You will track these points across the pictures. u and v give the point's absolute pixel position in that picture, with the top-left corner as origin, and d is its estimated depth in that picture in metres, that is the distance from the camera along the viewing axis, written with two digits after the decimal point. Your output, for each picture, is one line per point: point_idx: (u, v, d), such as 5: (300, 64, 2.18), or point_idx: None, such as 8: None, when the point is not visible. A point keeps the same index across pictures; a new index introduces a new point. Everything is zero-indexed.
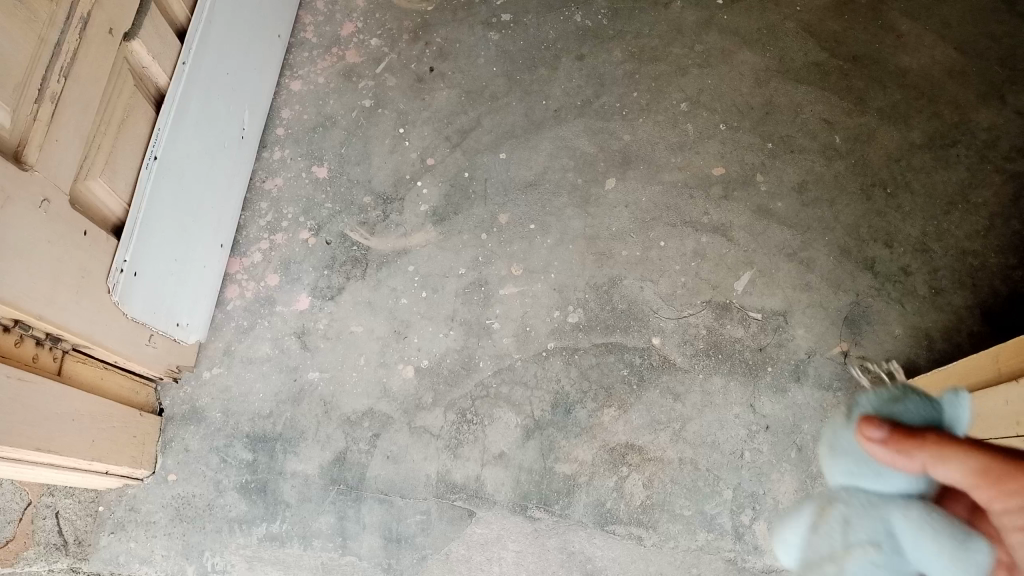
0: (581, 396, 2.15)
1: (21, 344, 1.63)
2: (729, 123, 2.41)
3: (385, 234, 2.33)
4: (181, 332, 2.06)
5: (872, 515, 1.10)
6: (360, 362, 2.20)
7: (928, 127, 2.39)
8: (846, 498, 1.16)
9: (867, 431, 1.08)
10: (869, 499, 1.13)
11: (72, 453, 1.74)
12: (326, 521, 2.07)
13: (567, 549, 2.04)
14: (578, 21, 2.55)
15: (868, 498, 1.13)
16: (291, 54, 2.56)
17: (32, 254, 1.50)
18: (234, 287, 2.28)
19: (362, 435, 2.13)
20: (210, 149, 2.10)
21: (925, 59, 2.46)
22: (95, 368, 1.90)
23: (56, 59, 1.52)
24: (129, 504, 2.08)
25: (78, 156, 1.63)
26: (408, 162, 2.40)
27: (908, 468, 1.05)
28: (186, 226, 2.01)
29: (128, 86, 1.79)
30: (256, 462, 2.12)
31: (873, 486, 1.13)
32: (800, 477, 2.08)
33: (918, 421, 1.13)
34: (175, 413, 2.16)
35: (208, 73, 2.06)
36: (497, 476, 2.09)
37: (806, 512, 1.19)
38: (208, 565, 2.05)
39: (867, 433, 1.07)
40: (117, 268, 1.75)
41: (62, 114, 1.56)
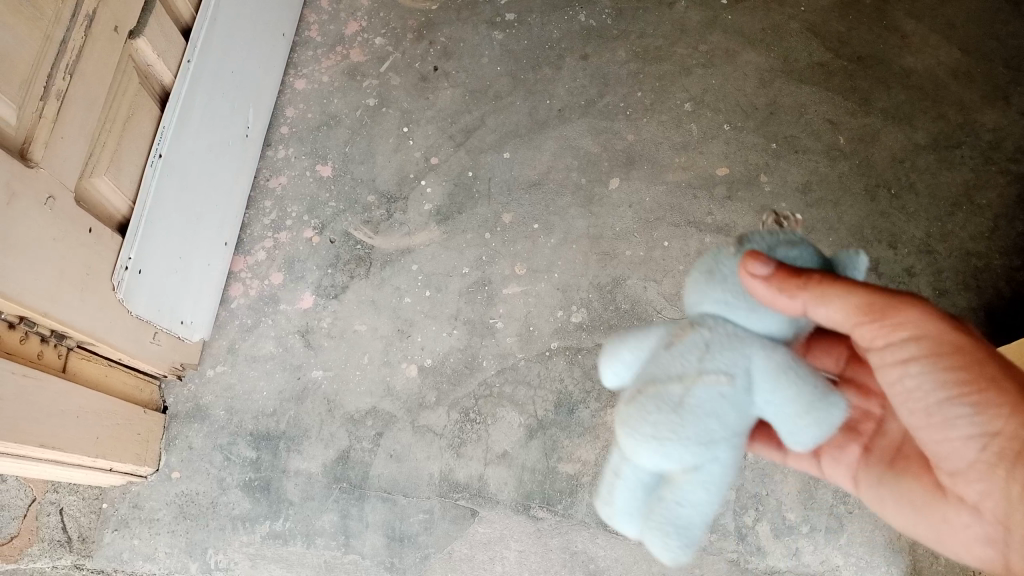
0: (584, 395, 2.14)
1: (26, 341, 1.64)
2: (733, 123, 2.41)
3: (389, 233, 2.33)
4: (185, 330, 2.06)
5: (738, 351, 1.04)
6: (364, 361, 2.20)
7: (933, 128, 2.39)
8: (714, 319, 1.10)
9: (751, 267, 1.07)
10: (736, 330, 1.07)
11: (77, 450, 1.74)
12: (329, 520, 2.07)
13: (570, 549, 2.04)
14: (582, 21, 2.55)
15: (736, 329, 1.08)
16: (295, 52, 2.57)
17: (38, 251, 1.50)
18: (238, 285, 2.29)
19: (365, 434, 2.13)
20: (215, 146, 2.10)
21: (929, 60, 2.46)
22: (99, 365, 1.90)
23: (61, 57, 1.53)
24: (132, 501, 2.09)
25: (83, 154, 1.63)
26: (412, 161, 2.40)
27: (786, 304, 1.06)
28: (190, 224, 2.01)
29: (133, 84, 1.80)
30: (259, 461, 2.12)
31: (744, 324, 1.09)
32: (803, 478, 2.08)
33: (813, 266, 1.13)
34: (179, 411, 2.16)
35: (212, 71, 2.06)
36: (500, 475, 2.09)
37: (654, 337, 1.15)
38: (211, 563, 2.05)
39: (750, 269, 1.07)
40: (122, 266, 1.75)
41: (67, 111, 1.56)
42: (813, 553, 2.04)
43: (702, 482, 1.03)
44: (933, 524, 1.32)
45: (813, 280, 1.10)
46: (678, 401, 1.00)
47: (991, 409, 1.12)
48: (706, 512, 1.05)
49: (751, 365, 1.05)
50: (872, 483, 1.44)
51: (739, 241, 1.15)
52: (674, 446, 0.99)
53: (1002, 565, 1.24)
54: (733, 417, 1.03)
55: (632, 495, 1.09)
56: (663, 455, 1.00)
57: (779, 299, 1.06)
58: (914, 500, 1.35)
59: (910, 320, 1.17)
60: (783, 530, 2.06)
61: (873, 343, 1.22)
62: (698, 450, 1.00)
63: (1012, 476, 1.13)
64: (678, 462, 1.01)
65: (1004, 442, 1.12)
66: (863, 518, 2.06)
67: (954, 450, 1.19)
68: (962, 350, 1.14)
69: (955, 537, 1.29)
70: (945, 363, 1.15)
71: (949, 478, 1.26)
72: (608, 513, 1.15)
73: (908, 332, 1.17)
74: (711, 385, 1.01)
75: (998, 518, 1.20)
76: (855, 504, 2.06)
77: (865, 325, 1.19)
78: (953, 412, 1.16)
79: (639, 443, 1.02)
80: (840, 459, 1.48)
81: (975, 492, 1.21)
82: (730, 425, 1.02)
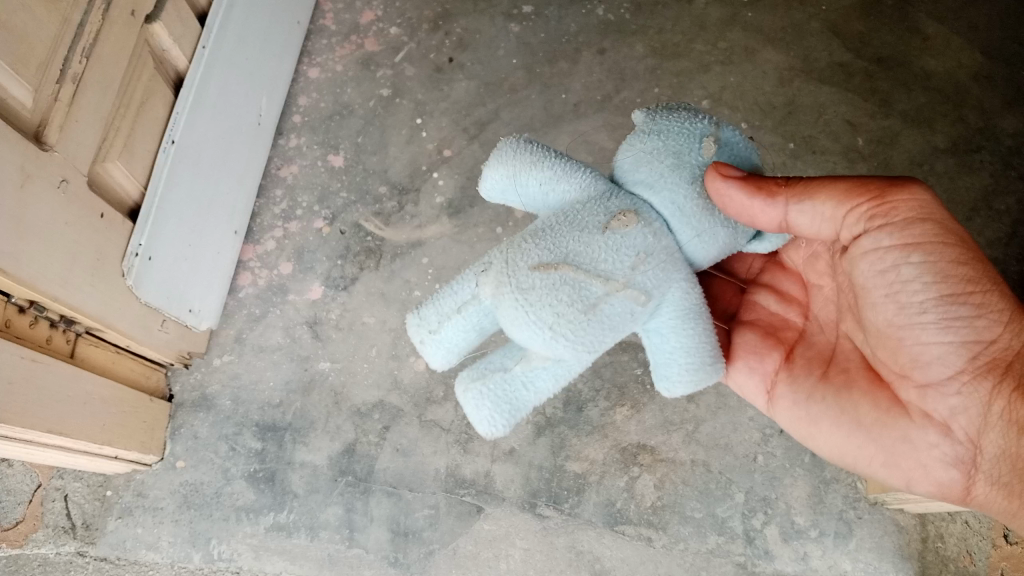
0: (593, 394, 2.12)
1: (36, 325, 1.63)
2: (751, 122, 2.38)
3: (400, 225, 2.31)
4: (193, 317, 2.04)
5: (666, 275, 1.14)
6: (372, 353, 2.18)
7: (953, 132, 2.36)
8: (658, 220, 1.17)
9: (723, 171, 1.18)
10: (673, 248, 1.17)
11: (83, 437, 1.73)
12: (333, 513, 2.05)
13: (576, 548, 2.03)
14: (600, 14, 2.52)
15: (673, 244, 1.17)
16: (310, 41, 2.54)
17: (50, 235, 1.48)
18: (246, 274, 2.27)
19: (372, 427, 2.12)
20: (228, 133, 2.08)
21: (951, 63, 2.43)
22: (107, 351, 1.89)
23: (79, 40, 1.51)
24: (136, 490, 2.08)
25: (97, 138, 1.61)
26: (425, 153, 2.38)
27: (749, 205, 1.20)
28: (201, 210, 1.99)
29: (149, 69, 1.78)
30: (264, 451, 2.10)
31: (682, 238, 1.19)
32: (813, 482, 2.06)
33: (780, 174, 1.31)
34: (185, 399, 2.15)
35: (227, 57, 2.04)
36: (506, 472, 2.07)
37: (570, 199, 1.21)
38: (214, 553, 2.04)
39: (723, 172, 1.18)
40: (132, 253, 1.74)
41: (83, 95, 1.54)
42: (821, 558, 2.02)
43: (553, 374, 1.16)
44: (883, 441, 1.39)
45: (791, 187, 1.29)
46: (595, 303, 1.08)
47: (992, 314, 1.23)
48: (540, 398, 1.19)
49: (667, 292, 1.16)
50: (803, 394, 1.49)
51: (716, 138, 1.21)
52: (565, 342, 1.09)
53: (961, 486, 1.33)
54: (625, 332, 1.15)
55: (466, 331, 1.19)
56: (550, 342, 1.09)
57: (744, 202, 1.19)
58: (861, 416, 1.41)
59: (905, 209, 1.27)
60: (792, 534, 2.03)
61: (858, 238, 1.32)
62: (579, 351, 1.10)
63: (1000, 388, 1.24)
64: (553, 353, 1.11)
65: (997, 350, 1.24)
66: (872, 524, 2.03)
67: (935, 357, 1.28)
68: (963, 248, 1.24)
69: (910, 456, 1.37)
70: (948, 257, 1.24)
71: (910, 391, 1.35)
72: (420, 336, 1.21)
73: (907, 220, 1.26)
74: (628, 300, 1.10)
75: (969, 436, 1.29)
76: (865, 509, 2.04)
77: (860, 209, 1.30)
78: (947, 315, 1.24)
79: (530, 321, 1.09)
80: (760, 368, 1.53)
81: (946, 405, 1.30)
82: (617, 336, 1.14)
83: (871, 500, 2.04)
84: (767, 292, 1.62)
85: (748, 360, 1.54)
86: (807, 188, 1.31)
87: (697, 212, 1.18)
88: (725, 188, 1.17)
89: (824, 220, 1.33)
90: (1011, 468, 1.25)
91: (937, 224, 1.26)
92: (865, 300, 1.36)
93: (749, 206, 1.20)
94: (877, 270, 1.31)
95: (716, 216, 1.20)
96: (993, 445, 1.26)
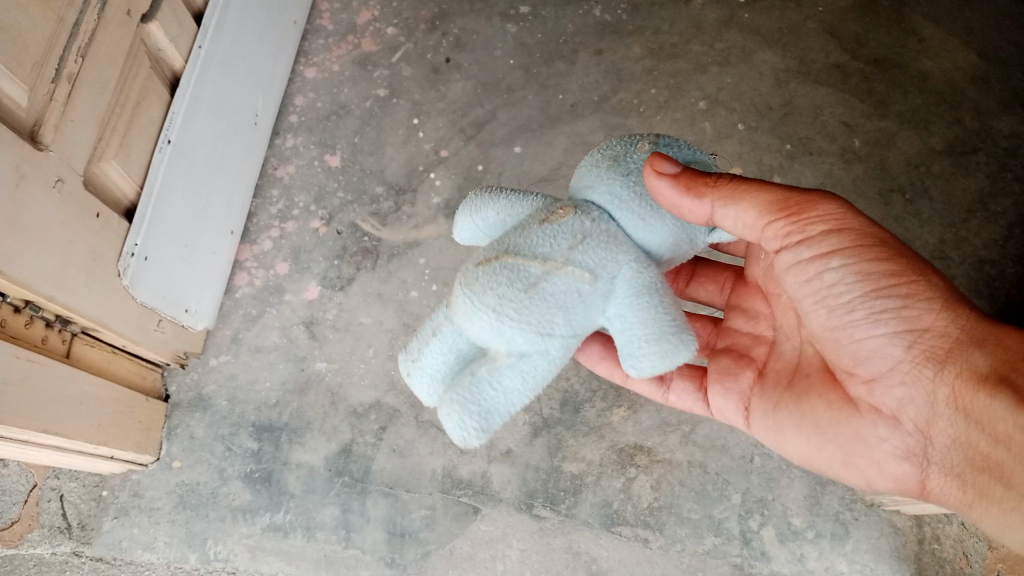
0: (591, 395, 2.12)
1: (31, 325, 1.63)
2: (747, 123, 2.38)
3: (396, 226, 2.30)
4: (189, 318, 2.04)
5: (610, 252, 1.15)
6: (368, 354, 2.18)
7: (949, 133, 2.36)
8: (598, 210, 1.20)
9: (658, 167, 1.19)
10: (615, 231, 1.18)
11: (79, 437, 1.72)
12: (330, 513, 2.05)
13: (573, 549, 2.03)
14: (597, 15, 2.52)
15: (616, 228, 1.19)
16: (306, 41, 2.54)
17: (45, 235, 1.48)
18: (243, 274, 2.27)
19: (368, 428, 2.11)
20: (225, 134, 2.08)
21: (947, 64, 2.43)
22: (103, 351, 1.88)
23: (74, 39, 1.51)
24: (132, 490, 2.07)
25: (93, 138, 1.61)
26: (422, 153, 2.37)
27: (691, 203, 1.18)
28: (198, 210, 1.99)
29: (145, 68, 1.77)
30: (261, 452, 2.10)
31: (629, 226, 1.21)
32: (810, 483, 2.06)
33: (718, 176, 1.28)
34: (181, 399, 2.15)
35: (224, 57, 2.04)
36: (503, 473, 2.08)
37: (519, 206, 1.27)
38: (210, 554, 2.03)
39: (658, 168, 1.19)
40: (127, 253, 1.73)
41: (78, 94, 1.54)
42: (818, 559, 2.02)
43: (516, 370, 1.14)
44: (843, 442, 1.38)
45: (725, 182, 1.24)
46: (535, 281, 1.11)
47: (920, 302, 1.23)
48: (513, 401, 1.17)
49: (618, 271, 1.16)
50: (767, 404, 1.52)
51: (652, 140, 1.27)
52: (511, 323, 1.10)
53: (917, 480, 1.30)
54: (581, 316, 1.14)
55: (442, 355, 1.23)
56: (497, 327, 1.11)
57: (678, 199, 1.18)
58: (817, 416, 1.42)
59: (825, 214, 1.28)
60: (789, 535, 2.04)
61: (779, 250, 1.34)
62: (529, 335, 1.11)
63: (941, 374, 1.21)
64: (504, 340, 1.12)
65: (930, 337, 1.22)
66: (869, 525, 2.03)
67: (874, 351, 1.27)
68: (882, 247, 1.26)
69: (866, 453, 1.35)
70: (869, 256, 1.25)
71: (858, 386, 1.34)
72: (408, 369, 1.27)
73: (824, 231, 1.28)
74: (571, 277, 1.11)
75: (919, 426, 1.26)
76: (862, 510, 2.04)
77: (777, 224, 1.30)
78: (874, 309, 1.25)
79: (477, 311, 1.12)
80: (735, 388, 1.60)
81: (892, 397, 1.28)
82: (572, 321, 1.14)
83: (867, 501, 2.04)
84: (738, 314, 1.69)
85: (722, 383, 1.62)
86: (736, 190, 1.25)
87: (637, 199, 1.20)
88: (660, 183, 1.17)
89: (750, 227, 1.31)
90: (962, 456, 1.21)
91: (854, 228, 1.28)
92: (800, 308, 1.38)
93: (683, 205, 1.18)
94: (802, 281, 1.33)
95: (658, 209, 1.21)
96: (942, 433, 1.23)
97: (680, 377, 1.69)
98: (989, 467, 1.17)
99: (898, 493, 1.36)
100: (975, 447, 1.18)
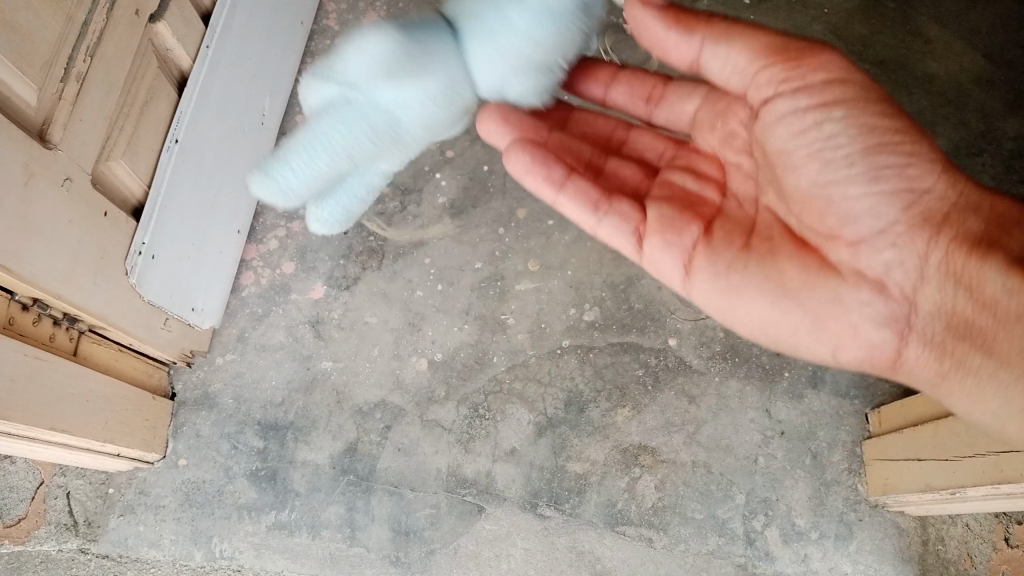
0: (595, 395, 2.14)
1: (39, 323, 1.64)
2: None
3: (402, 226, 2.31)
4: (195, 316, 2.05)
5: (427, 67, 1.35)
6: (374, 353, 2.19)
7: (954, 135, 2.35)
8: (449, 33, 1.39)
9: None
10: (418, 35, 1.36)
11: (86, 434, 1.73)
12: (335, 511, 2.06)
13: (577, 548, 2.03)
14: (603, 16, 2.52)
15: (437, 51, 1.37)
16: (313, 41, 2.55)
17: (53, 233, 1.49)
18: (249, 273, 2.28)
19: (373, 426, 2.13)
20: (232, 133, 2.09)
21: (953, 66, 2.43)
22: (110, 349, 1.90)
23: (83, 39, 1.52)
24: (138, 488, 2.08)
25: (102, 136, 1.62)
26: (428, 153, 2.38)
27: (680, 34, 1.34)
28: (205, 209, 2.00)
29: (152, 68, 1.78)
30: (266, 450, 2.11)
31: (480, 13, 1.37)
32: (814, 484, 2.07)
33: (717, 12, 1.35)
34: (187, 398, 2.16)
35: (231, 56, 2.04)
36: (508, 472, 2.09)
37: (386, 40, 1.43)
38: (216, 551, 2.04)
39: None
40: (136, 251, 1.74)
41: (87, 93, 1.55)
42: (822, 560, 2.02)
43: (307, 154, 1.35)
44: (812, 304, 1.31)
45: (719, 21, 1.33)
46: (342, 92, 1.37)
47: (921, 161, 1.22)
48: (303, 184, 1.38)
49: (428, 76, 1.35)
50: (718, 262, 1.40)
51: None
52: (297, 152, 1.36)
53: (893, 346, 1.28)
54: (382, 104, 1.36)
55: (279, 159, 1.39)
56: (324, 91, 1.39)
57: (662, 30, 1.36)
58: (789, 279, 1.33)
59: (828, 65, 1.25)
60: (793, 536, 2.04)
61: (767, 98, 1.30)
62: (324, 137, 1.35)
63: (931, 235, 1.23)
64: (313, 158, 1.35)
65: (926, 198, 1.23)
66: (873, 526, 2.04)
67: (864, 207, 1.24)
68: (886, 103, 1.24)
69: (838, 318, 1.29)
70: (870, 111, 1.23)
71: (841, 249, 1.29)
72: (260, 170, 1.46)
73: (824, 81, 1.24)
74: (382, 61, 1.32)
75: (905, 291, 1.26)
76: (866, 511, 2.04)
77: (771, 69, 1.28)
78: (871, 160, 1.22)
79: (312, 82, 1.41)
80: (678, 242, 1.43)
81: (884, 258, 1.25)
82: (365, 125, 1.35)
83: (871, 503, 2.05)
84: (681, 176, 1.56)
85: (663, 233, 1.44)
86: (729, 28, 1.32)
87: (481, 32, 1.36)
88: (645, 11, 1.35)
89: (742, 71, 1.32)
90: (945, 324, 1.25)
91: (857, 81, 1.24)
92: (783, 166, 1.32)
93: (666, 38, 1.36)
94: (794, 133, 1.27)
95: (644, 34, 1.39)
96: (931, 301, 1.25)
97: (619, 212, 1.48)
98: (970, 336, 1.23)
99: (862, 366, 1.33)
100: (957, 314, 1.23)
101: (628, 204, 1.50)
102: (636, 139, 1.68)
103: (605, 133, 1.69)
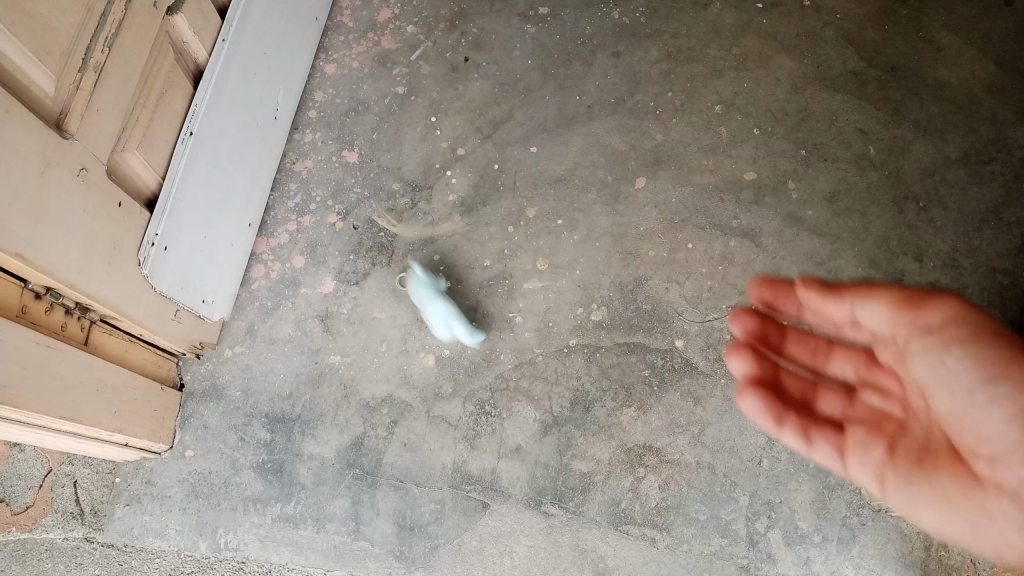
0: (601, 394, 2.15)
1: (51, 312, 1.65)
2: (763, 128, 2.39)
3: (412, 221, 2.32)
4: (207, 308, 2.06)
5: None
6: (381, 348, 2.20)
7: (964, 142, 2.36)
8: None
9: (807, 284, 1.43)
10: None
11: (96, 423, 1.75)
12: (341, 505, 2.07)
13: (580, 547, 2.04)
14: (616, 18, 2.53)
15: None
16: (326, 37, 2.56)
17: (68, 222, 1.50)
18: (259, 267, 2.29)
19: (380, 421, 2.14)
20: (246, 126, 2.10)
21: (964, 74, 2.42)
22: (120, 339, 1.91)
23: (101, 30, 1.53)
24: (145, 478, 2.10)
25: (118, 127, 1.63)
26: (439, 151, 2.39)
27: (834, 307, 1.42)
28: (218, 202, 2.01)
29: (168, 60, 1.80)
30: (273, 443, 2.12)
31: None
32: (818, 488, 2.07)
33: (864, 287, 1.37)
34: (195, 389, 2.17)
35: (247, 50, 2.05)
36: (513, 469, 2.09)
37: None
38: (221, 542, 2.05)
39: (805, 283, 1.43)
40: (148, 242, 1.75)
41: (104, 84, 1.56)
42: (824, 563, 2.03)
43: None
44: (966, 517, 1.19)
45: (862, 288, 1.37)
46: None
47: None
48: None
49: None
50: (895, 482, 1.30)
51: None
52: None
53: None
54: None
55: None
56: None
57: (825, 301, 1.42)
58: (945, 491, 1.23)
59: (947, 303, 1.24)
60: (795, 538, 2.04)
61: (907, 342, 1.31)
62: None
63: None
64: None
65: None
66: (876, 531, 2.04)
67: (991, 426, 1.16)
68: (1004, 337, 1.19)
69: (988, 532, 1.17)
70: (984, 342, 1.19)
71: (983, 465, 1.19)
72: None
73: (945, 321, 1.23)
74: None
75: None
76: (869, 515, 2.05)
77: (903, 323, 1.30)
78: (992, 390, 1.17)
79: None
80: (869, 461, 1.35)
81: (1018, 474, 1.13)
82: None
83: (875, 507, 2.05)
84: (870, 389, 1.44)
85: (856, 457, 1.37)
86: (868, 288, 1.36)
87: None
88: (804, 291, 1.44)
89: (885, 322, 1.34)
90: None
91: (978, 319, 1.21)
92: (928, 395, 1.30)
93: (827, 307, 1.43)
94: (926, 368, 1.27)
95: (818, 318, 1.47)
96: None
97: (823, 438, 1.41)
98: None
99: None
100: None
101: (829, 426, 1.44)
102: (833, 362, 1.52)
103: (809, 360, 1.55)
